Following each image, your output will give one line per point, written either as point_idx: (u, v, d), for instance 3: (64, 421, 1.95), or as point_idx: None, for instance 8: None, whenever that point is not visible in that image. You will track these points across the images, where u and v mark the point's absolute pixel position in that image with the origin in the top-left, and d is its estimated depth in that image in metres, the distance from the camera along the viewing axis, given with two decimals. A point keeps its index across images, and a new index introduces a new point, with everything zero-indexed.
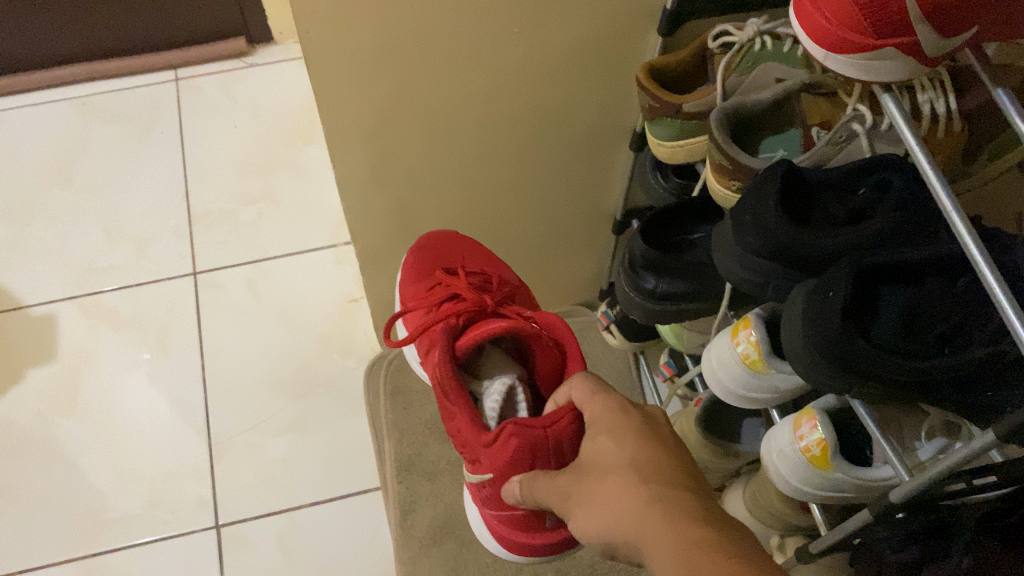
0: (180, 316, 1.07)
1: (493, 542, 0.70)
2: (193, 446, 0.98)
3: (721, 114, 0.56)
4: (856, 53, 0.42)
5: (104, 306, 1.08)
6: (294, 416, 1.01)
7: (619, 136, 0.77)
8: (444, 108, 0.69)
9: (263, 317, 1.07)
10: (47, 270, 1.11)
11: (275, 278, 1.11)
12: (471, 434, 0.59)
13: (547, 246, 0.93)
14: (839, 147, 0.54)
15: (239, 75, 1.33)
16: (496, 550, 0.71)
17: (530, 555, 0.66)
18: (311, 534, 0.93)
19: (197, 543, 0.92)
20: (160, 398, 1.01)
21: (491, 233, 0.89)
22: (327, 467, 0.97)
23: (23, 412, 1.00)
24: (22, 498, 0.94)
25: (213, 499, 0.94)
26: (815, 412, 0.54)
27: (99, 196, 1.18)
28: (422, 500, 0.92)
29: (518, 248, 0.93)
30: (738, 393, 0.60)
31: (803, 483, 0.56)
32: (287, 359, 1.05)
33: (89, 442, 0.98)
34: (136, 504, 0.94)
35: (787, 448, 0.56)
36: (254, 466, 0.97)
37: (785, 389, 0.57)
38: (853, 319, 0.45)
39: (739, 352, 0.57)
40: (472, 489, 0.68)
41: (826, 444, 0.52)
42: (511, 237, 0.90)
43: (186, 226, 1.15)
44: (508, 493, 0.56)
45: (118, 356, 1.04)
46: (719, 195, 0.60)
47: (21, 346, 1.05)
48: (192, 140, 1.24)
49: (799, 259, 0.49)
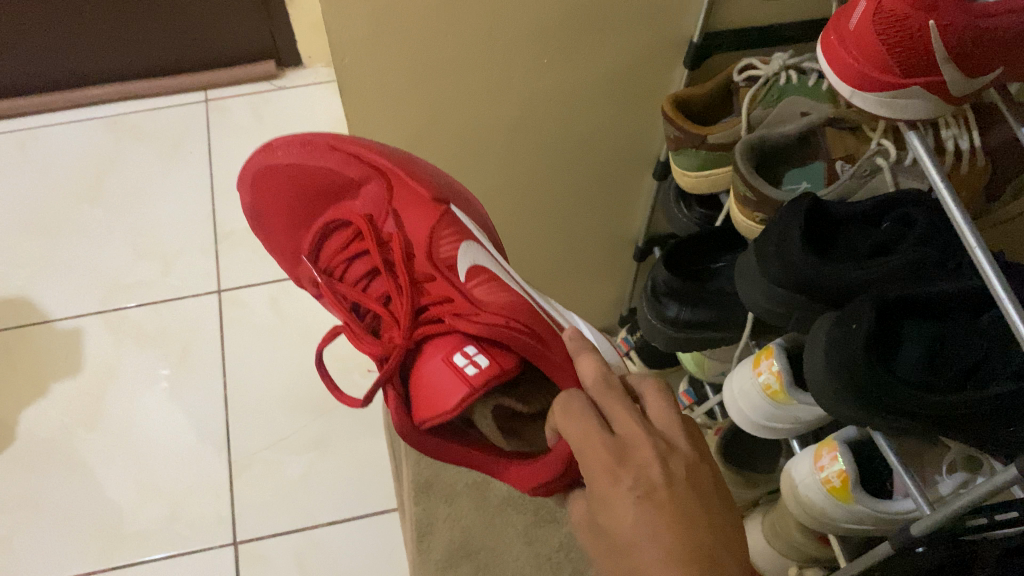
0: (204, 332, 1.08)
1: None
2: (213, 462, 0.99)
3: (746, 146, 0.57)
4: (881, 91, 0.43)
5: (130, 321, 1.09)
6: (314, 435, 1.01)
7: (642, 164, 0.78)
8: (471, 134, 0.70)
9: (286, 336, 1.09)
10: (76, 285, 1.13)
11: (298, 297, 1.12)
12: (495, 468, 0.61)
13: (563, 271, 0.94)
14: (863, 181, 0.55)
15: (269, 96, 1.35)
16: None
17: None
18: (328, 553, 0.94)
19: (215, 560, 0.93)
20: (182, 414, 1.02)
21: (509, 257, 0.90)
22: (345, 486, 0.98)
23: (48, 424, 1.01)
24: (44, 510, 0.96)
25: (232, 515, 0.95)
26: (836, 443, 0.54)
27: (128, 212, 1.20)
28: (439, 522, 0.92)
29: (539, 273, 0.93)
30: (758, 423, 0.61)
31: (822, 514, 0.56)
32: (308, 378, 1.06)
33: (113, 455, 0.99)
34: (155, 519, 0.95)
35: (807, 478, 0.56)
36: (273, 484, 0.97)
37: (807, 420, 0.57)
38: (876, 351, 0.45)
39: (761, 382, 0.58)
40: None
41: (847, 475, 0.52)
42: (528, 262, 0.91)
43: (212, 244, 1.16)
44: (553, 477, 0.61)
45: (142, 371, 1.05)
46: (743, 226, 0.60)
47: (48, 359, 1.06)
48: (220, 159, 1.26)
49: (822, 290, 0.49)
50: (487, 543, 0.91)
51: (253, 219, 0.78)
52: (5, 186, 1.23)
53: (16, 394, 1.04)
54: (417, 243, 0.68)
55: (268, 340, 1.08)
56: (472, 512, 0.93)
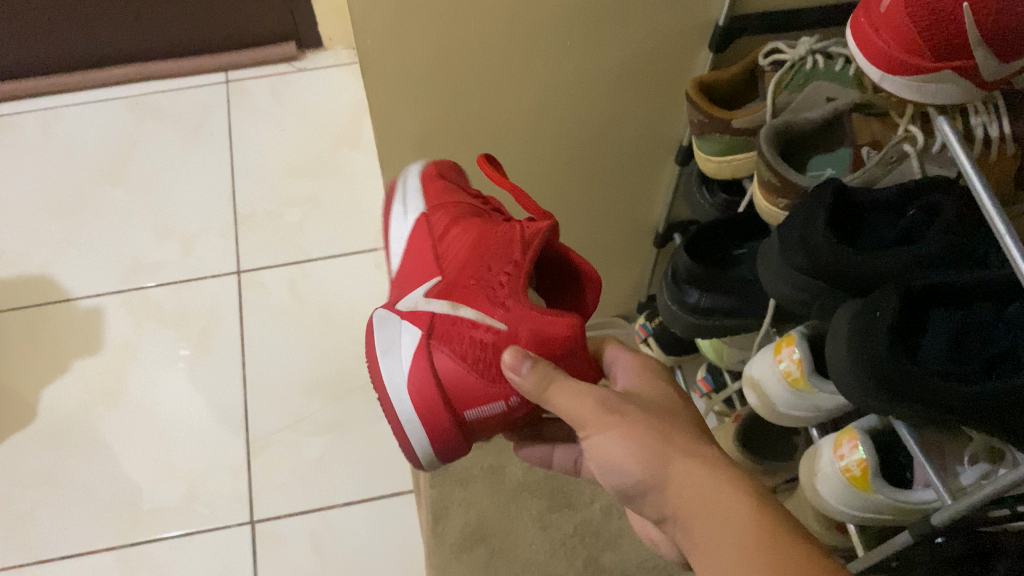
0: (223, 313, 1.09)
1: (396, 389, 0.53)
2: (232, 442, 1.00)
3: (771, 131, 0.57)
4: (911, 75, 0.42)
5: (150, 301, 1.10)
6: (331, 417, 1.02)
7: (666, 151, 0.78)
8: (493, 118, 0.69)
9: (303, 318, 1.09)
10: (96, 265, 1.13)
11: (317, 281, 1.12)
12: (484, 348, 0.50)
13: (587, 257, 0.94)
14: (890, 168, 0.54)
15: (289, 79, 1.35)
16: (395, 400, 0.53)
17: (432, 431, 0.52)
18: (344, 534, 0.94)
19: (233, 538, 0.93)
20: (200, 393, 1.03)
21: None
22: (361, 468, 0.99)
23: (70, 402, 1.02)
24: (64, 486, 0.97)
25: (249, 495, 0.96)
26: (856, 432, 0.54)
27: (149, 193, 1.21)
28: (454, 506, 0.93)
29: None
30: (778, 411, 0.60)
31: (841, 504, 0.55)
32: (325, 360, 1.06)
33: (132, 434, 1.00)
34: (173, 497, 0.96)
35: (827, 468, 0.56)
36: (290, 464, 0.98)
37: (828, 409, 0.57)
38: (901, 340, 0.45)
39: (781, 370, 0.58)
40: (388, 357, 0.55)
41: (867, 465, 0.52)
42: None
43: (232, 226, 1.17)
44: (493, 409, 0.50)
45: (162, 351, 1.06)
46: (766, 211, 0.60)
47: (69, 338, 1.07)
48: (240, 142, 1.26)
49: (845, 280, 0.49)
50: (502, 528, 0.92)
51: None
52: (26, 165, 1.24)
53: (37, 371, 1.05)
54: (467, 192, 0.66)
55: (287, 322, 1.08)
56: (488, 497, 0.94)
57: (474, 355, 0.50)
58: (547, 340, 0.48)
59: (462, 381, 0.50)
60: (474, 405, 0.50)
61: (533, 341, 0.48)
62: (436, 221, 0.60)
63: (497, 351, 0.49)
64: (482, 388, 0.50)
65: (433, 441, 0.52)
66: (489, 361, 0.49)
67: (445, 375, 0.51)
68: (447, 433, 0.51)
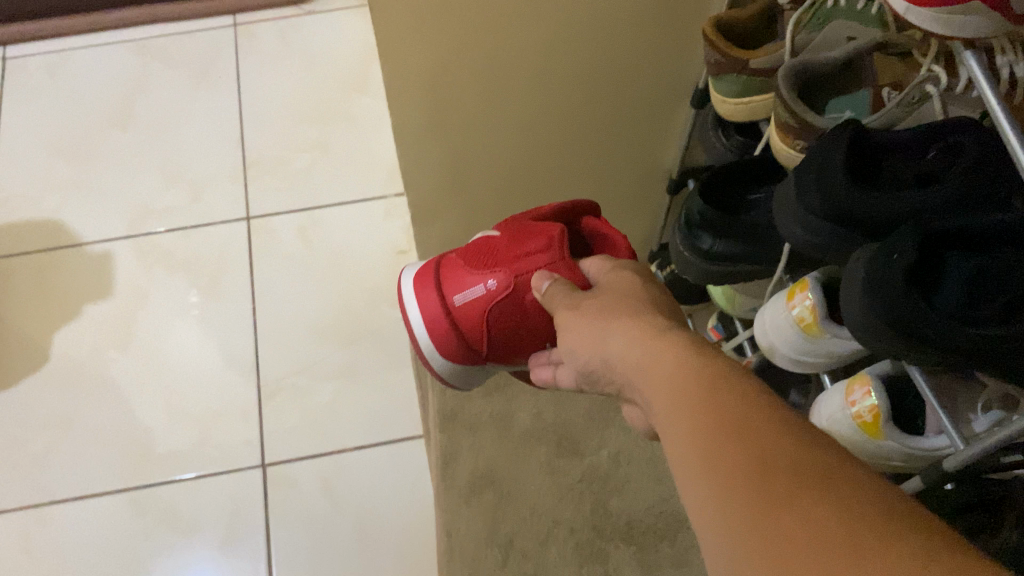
0: (233, 259, 1.09)
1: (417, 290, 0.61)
2: (243, 386, 1.00)
3: (789, 70, 0.55)
4: (937, 8, 0.41)
5: (159, 247, 1.10)
6: (341, 364, 1.02)
7: (680, 94, 0.76)
8: (504, 59, 0.68)
9: (312, 265, 1.09)
10: (105, 209, 1.13)
11: (326, 228, 1.12)
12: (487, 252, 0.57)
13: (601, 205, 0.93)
14: (910, 109, 0.52)
15: (297, 22, 1.33)
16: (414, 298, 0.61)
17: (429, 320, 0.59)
18: (354, 478, 0.95)
19: (245, 481, 0.95)
20: (211, 339, 1.03)
21: (541, 194, 0.88)
22: (371, 413, 0.99)
23: (81, 345, 1.03)
24: (77, 429, 0.98)
25: (260, 439, 0.97)
26: (868, 377, 0.53)
27: (158, 138, 1.20)
28: (463, 451, 0.94)
29: None
30: (789, 356, 0.60)
31: (851, 450, 0.55)
32: (335, 307, 1.06)
33: (143, 378, 1.01)
34: (185, 440, 0.97)
35: (838, 414, 0.55)
36: (301, 409, 0.99)
37: (840, 354, 0.56)
38: (918, 279, 0.44)
39: (794, 316, 0.57)
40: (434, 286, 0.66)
41: (879, 411, 0.52)
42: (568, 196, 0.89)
43: (240, 172, 1.16)
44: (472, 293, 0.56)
45: (172, 297, 1.06)
46: (782, 154, 0.59)
47: (79, 282, 1.07)
48: (248, 86, 1.25)
49: (863, 221, 0.48)
50: (510, 473, 0.93)
51: None
52: (33, 109, 1.23)
53: (48, 316, 1.05)
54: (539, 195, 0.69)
55: (297, 269, 1.08)
56: (497, 442, 0.95)
57: (475, 254, 0.59)
58: (530, 241, 0.56)
59: (460, 274, 0.58)
60: (462, 291, 0.57)
61: (516, 240, 0.57)
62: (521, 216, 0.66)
63: (495, 254, 0.57)
64: (471, 277, 0.57)
65: (429, 330, 0.59)
66: (487, 259, 0.57)
67: (453, 273, 0.58)
68: (438, 317, 0.58)
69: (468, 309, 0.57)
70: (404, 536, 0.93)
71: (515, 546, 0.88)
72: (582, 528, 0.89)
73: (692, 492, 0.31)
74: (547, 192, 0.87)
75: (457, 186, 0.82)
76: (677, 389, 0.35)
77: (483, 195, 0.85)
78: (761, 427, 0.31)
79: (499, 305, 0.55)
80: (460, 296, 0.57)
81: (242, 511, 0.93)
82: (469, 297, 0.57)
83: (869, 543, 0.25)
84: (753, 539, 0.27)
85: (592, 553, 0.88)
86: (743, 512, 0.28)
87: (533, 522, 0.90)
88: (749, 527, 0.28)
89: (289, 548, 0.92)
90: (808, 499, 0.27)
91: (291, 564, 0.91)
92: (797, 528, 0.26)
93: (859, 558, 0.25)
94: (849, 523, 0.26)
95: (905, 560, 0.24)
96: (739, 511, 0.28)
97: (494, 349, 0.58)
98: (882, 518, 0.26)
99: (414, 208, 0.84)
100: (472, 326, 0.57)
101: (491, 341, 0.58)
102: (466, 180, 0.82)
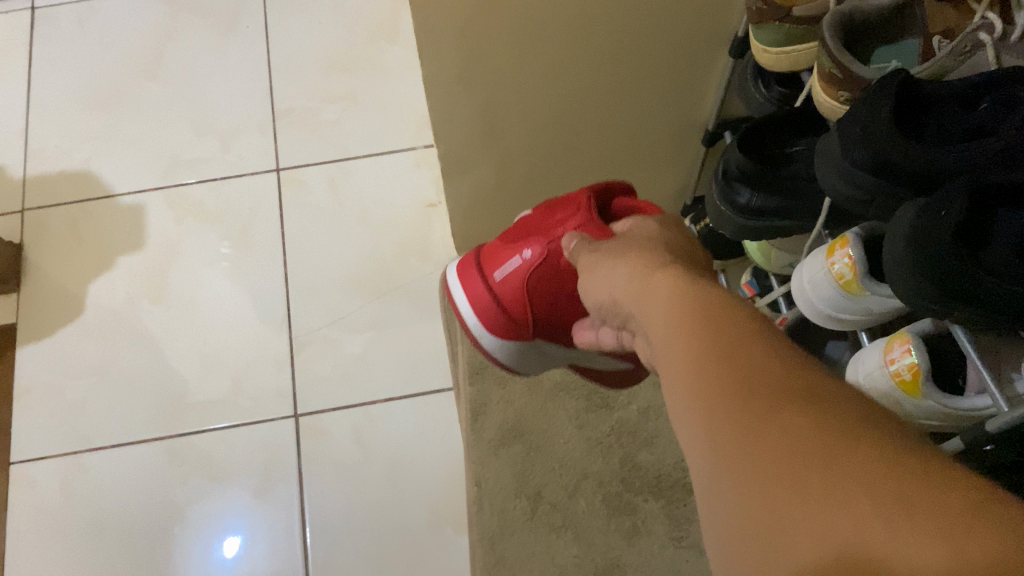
0: (263, 210, 1.08)
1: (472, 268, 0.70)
2: (275, 338, 1.01)
3: (835, 18, 0.53)
4: None
5: (190, 198, 1.09)
6: (371, 317, 1.02)
7: (720, 41, 0.74)
8: (538, 6, 0.66)
9: (342, 218, 1.08)
10: (136, 160, 1.12)
11: (356, 180, 1.10)
12: (528, 227, 0.65)
13: (633, 155, 0.90)
14: (963, 59, 0.50)
15: None
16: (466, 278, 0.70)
17: (478, 298, 0.68)
18: (384, 429, 0.96)
19: (278, 431, 0.96)
20: (242, 290, 1.04)
21: (575, 144, 0.86)
22: (401, 366, 1.00)
23: (116, 296, 1.04)
24: (113, 379, 0.99)
25: (292, 391, 0.98)
26: (909, 335, 0.52)
27: (187, 87, 1.18)
28: (493, 403, 0.95)
29: (603, 158, 0.90)
30: (827, 313, 0.59)
31: (888, 407, 0.54)
32: (365, 260, 1.05)
33: (177, 330, 1.02)
34: (217, 390, 0.98)
35: (876, 371, 0.54)
36: (332, 361, 0.99)
37: (879, 312, 0.55)
38: (968, 240, 0.42)
39: (834, 272, 0.56)
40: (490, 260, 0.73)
41: (919, 369, 0.50)
42: (600, 146, 0.87)
43: (270, 122, 1.14)
44: (511, 269, 0.65)
45: (204, 248, 1.06)
46: (825, 106, 0.57)
47: (111, 233, 1.07)
48: (277, 32, 1.22)
49: (909, 174, 0.46)
50: (539, 426, 0.94)
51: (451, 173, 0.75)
52: (61, 54, 1.20)
53: (82, 266, 1.06)
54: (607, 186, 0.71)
55: (326, 221, 1.07)
56: (526, 395, 0.96)
57: (517, 233, 0.67)
58: (564, 213, 0.61)
59: (504, 251, 0.66)
60: (505, 267, 0.66)
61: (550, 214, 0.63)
62: None
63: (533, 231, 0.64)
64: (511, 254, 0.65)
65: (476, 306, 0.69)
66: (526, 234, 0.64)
67: (499, 251, 0.67)
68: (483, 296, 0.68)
69: (512, 285, 0.66)
70: (434, 486, 0.94)
71: (543, 498, 0.90)
72: (610, 481, 0.91)
73: (682, 415, 0.33)
74: (576, 142, 0.86)
75: (488, 137, 0.81)
76: (672, 324, 0.37)
77: (512, 146, 0.84)
78: (750, 352, 0.32)
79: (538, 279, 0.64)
80: (503, 272, 0.66)
81: (276, 461, 0.95)
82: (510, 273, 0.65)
83: (823, 454, 0.26)
84: (737, 452, 0.28)
85: (619, 506, 0.90)
86: (726, 430, 0.29)
87: (562, 474, 0.92)
88: (737, 450, 0.28)
89: (322, 497, 0.94)
90: (787, 414, 0.28)
91: (324, 512, 0.93)
92: (781, 447, 0.27)
93: (837, 462, 0.26)
94: (818, 431, 0.27)
95: (877, 462, 0.25)
96: (720, 422, 0.30)
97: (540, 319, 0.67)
98: (860, 434, 0.26)
99: (444, 159, 0.83)
100: (517, 300, 0.66)
101: (536, 311, 0.66)
102: (497, 130, 0.80)
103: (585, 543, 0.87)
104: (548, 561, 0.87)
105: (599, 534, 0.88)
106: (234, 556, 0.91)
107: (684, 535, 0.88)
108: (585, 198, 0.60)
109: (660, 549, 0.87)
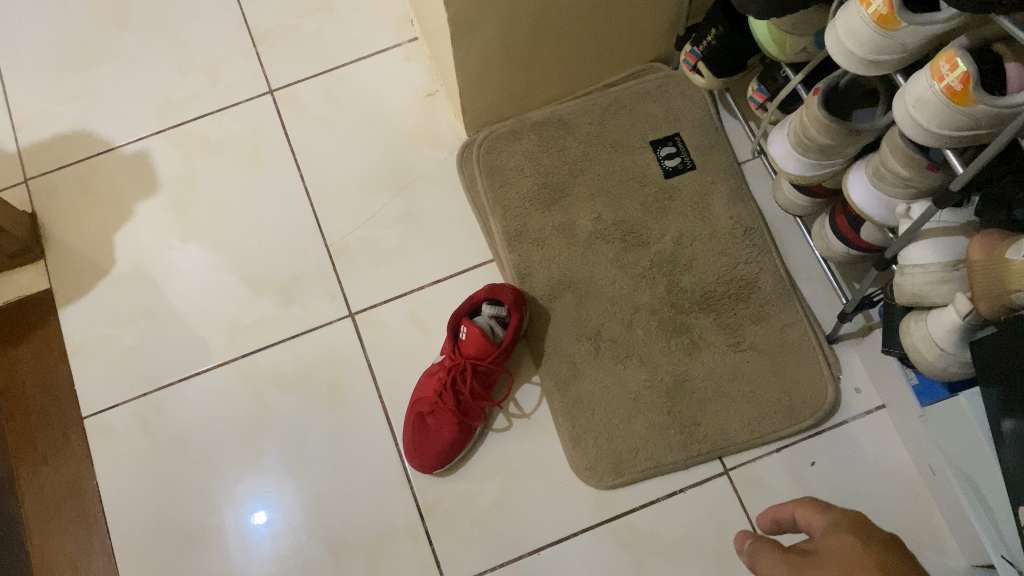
0: (270, 132, 1.09)
1: (413, 411, 0.93)
2: (312, 246, 1.03)
3: None
4: None
5: (193, 134, 1.09)
6: (400, 209, 1.05)
7: None
8: None
9: (345, 123, 1.09)
10: (128, 110, 1.11)
11: (350, 86, 1.11)
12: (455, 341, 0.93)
13: (633, 9, 0.93)
14: None
15: None
16: (415, 420, 0.92)
17: (415, 396, 0.94)
18: (439, 308, 1.00)
19: (338, 331, 0.99)
20: (269, 209, 1.05)
21: (580, 9, 0.88)
22: (441, 246, 1.03)
23: (144, 243, 1.05)
24: (162, 318, 1.01)
25: (342, 291, 1.01)
26: (954, 50, 0.57)
27: (158, 26, 1.15)
28: (535, 263, 1.00)
29: (605, 15, 0.92)
30: (866, 60, 0.64)
31: (941, 127, 0.60)
32: (380, 157, 1.07)
33: (215, 262, 1.03)
34: (269, 305, 1.01)
35: (926, 95, 0.60)
36: (374, 256, 1.03)
37: (914, 45, 0.61)
38: None
39: (871, 15, 0.61)
40: (414, 412, 0.92)
41: (968, 77, 0.55)
42: (605, 7, 0.90)
43: (252, 47, 1.14)
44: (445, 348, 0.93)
45: (221, 181, 1.07)
46: None
47: (123, 183, 1.07)
48: None
49: None
50: (584, 273, 0.99)
51: (428, 379, 0.93)
52: (17, 16, 1.16)
53: (100, 220, 1.06)
54: (453, 376, 0.89)
55: (334, 131, 1.09)
56: (565, 249, 1.00)
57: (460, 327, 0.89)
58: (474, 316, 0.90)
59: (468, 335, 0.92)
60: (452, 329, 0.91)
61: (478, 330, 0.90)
62: (458, 349, 0.90)
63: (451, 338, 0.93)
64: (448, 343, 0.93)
65: (420, 391, 0.94)
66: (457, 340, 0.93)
67: (422, 384, 0.94)
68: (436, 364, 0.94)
69: (449, 396, 0.89)
70: None
71: (604, 336, 0.96)
72: (662, 308, 0.97)
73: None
74: (583, 8, 0.88)
75: (507, 11, 0.82)
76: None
77: (529, 10, 0.84)
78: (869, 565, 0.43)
79: (428, 378, 0.93)
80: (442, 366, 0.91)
81: (343, 362, 0.98)
82: (449, 352, 0.90)
83: None
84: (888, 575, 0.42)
85: (675, 327, 0.96)
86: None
87: (616, 311, 0.97)
88: None
89: (396, 380, 0.97)
90: None
91: (402, 393, 0.97)
92: None
93: None
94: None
95: None
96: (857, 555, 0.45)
97: (465, 404, 0.90)
98: None
99: (460, 40, 0.84)
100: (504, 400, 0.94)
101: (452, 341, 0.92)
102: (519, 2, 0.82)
103: (652, 367, 0.95)
104: (623, 390, 0.94)
105: (663, 356, 0.95)
106: (260, 533, 0.92)
107: (741, 340, 0.96)
108: (509, 294, 0.91)
109: (722, 356, 0.95)
